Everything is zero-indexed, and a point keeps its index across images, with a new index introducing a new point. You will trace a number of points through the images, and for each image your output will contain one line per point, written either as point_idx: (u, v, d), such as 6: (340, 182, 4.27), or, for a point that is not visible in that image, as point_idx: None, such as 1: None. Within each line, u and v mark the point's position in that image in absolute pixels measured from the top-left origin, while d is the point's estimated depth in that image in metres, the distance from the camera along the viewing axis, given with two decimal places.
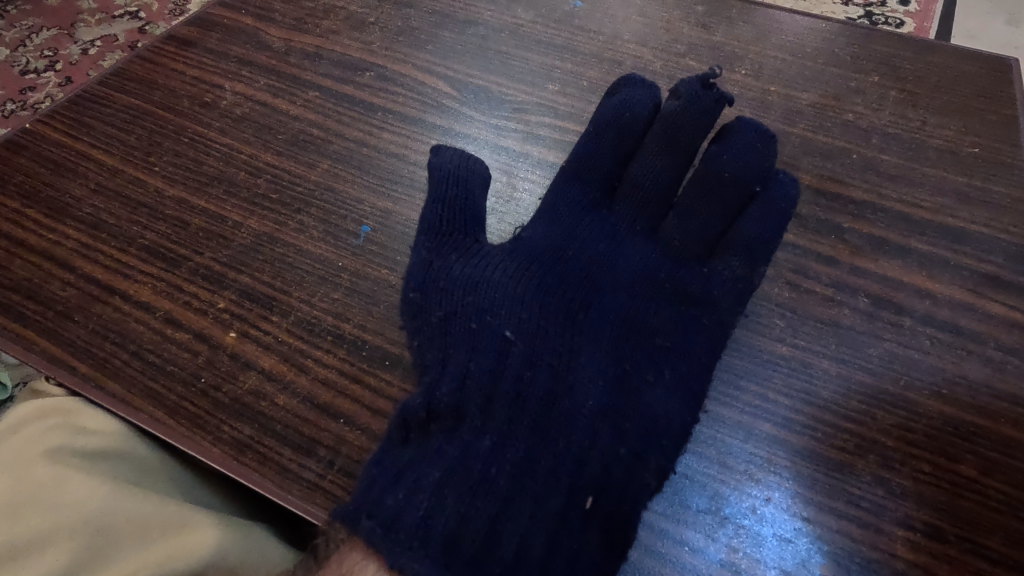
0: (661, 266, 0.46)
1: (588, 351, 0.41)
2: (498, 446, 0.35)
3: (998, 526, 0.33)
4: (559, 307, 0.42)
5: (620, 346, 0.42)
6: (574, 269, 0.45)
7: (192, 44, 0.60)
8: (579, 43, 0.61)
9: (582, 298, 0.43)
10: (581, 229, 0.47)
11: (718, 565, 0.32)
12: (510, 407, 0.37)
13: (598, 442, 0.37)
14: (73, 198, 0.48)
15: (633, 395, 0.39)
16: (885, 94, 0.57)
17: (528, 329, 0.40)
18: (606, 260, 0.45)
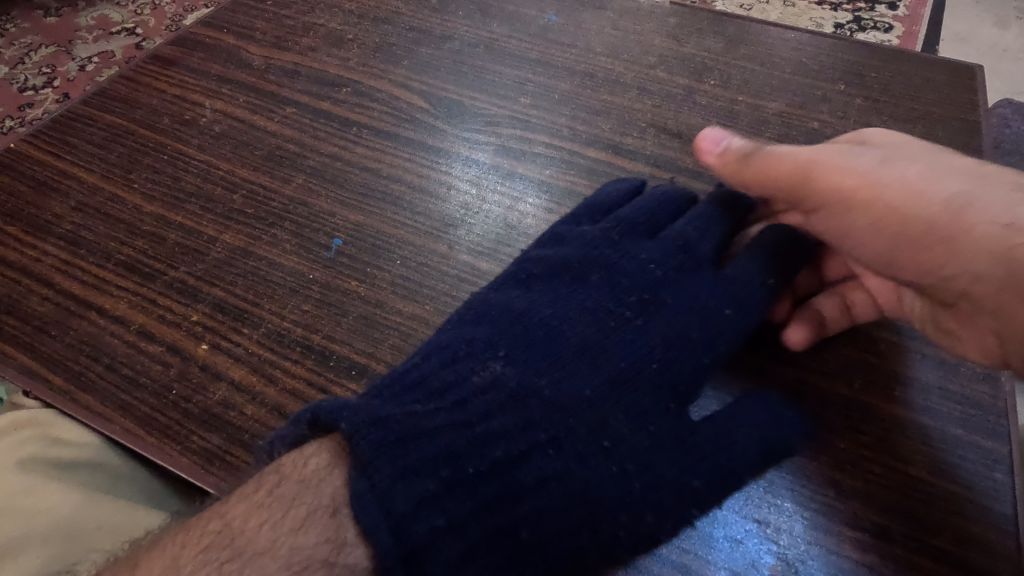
0: (668, 372, 0.38)
1: (571, 413, 0.36)
2: (443, 492, 0.33)
3: (946, 525, 0.33)
4: (572, 384, 0.37)
5: (587, 452, 0.35)
6: (572, 353, 0.38)
7: (174, 63, 0.62)
8: (552, 57, 0.63)
9: (582, 349, 0.39)
10: (608, 337, 0.39)
11: (670, 567, 0.33)
12: (494, 486, 0.33)
13: (546, 510, 0.34)
14: (54, 215, 0.49)
15: (598, 473, 0.35)
16: (851, 102, 0.58)
17: (528, 411, 0.36)
18: (629, 358, 0.38)
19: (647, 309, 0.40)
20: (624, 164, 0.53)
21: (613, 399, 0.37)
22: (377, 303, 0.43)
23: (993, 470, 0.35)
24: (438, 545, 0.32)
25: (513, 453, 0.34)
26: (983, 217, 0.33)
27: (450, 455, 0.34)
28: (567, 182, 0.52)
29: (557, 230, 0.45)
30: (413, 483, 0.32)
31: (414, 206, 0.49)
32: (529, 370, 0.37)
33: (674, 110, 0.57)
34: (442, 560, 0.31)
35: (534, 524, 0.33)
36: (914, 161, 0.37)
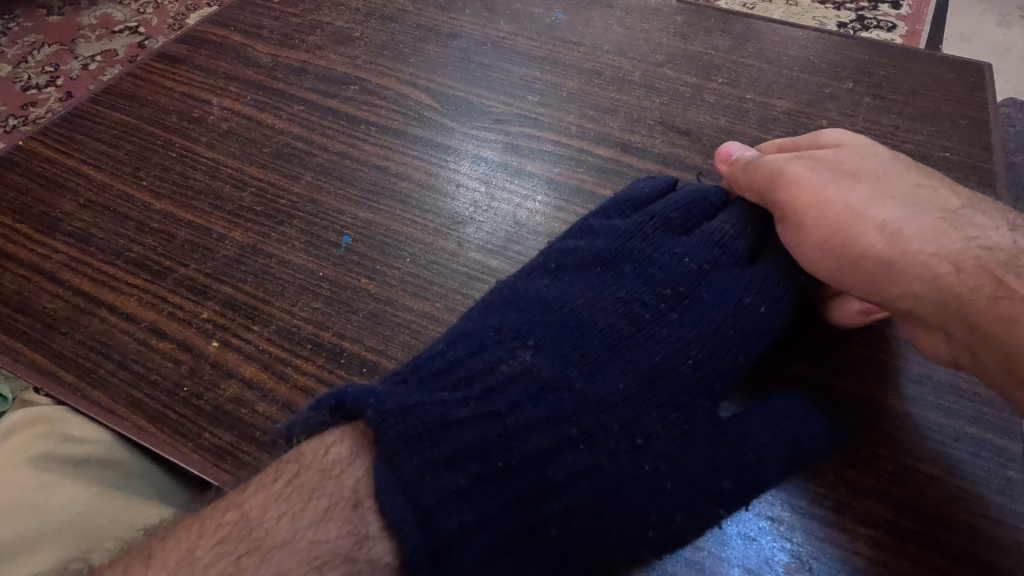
0: (698, 368, 0.38)
1: (602, 408, 0.36)
2: (471, 485, 0.33)
3: (960, 522, 0.33)
4: (605, 377, 0.37)
5: (619, 450, 0.35)
6: (602, 346, 0.38)
7: (181, 61, 0.62)
8: (559, 55, 0.62)
9: (615, 340, 0.38)
10: (643, 331, 0.39)
11: (683, 564, 0.33)
12: (524, 481, 0.33)
13: (575, 506, 0.33)
14: (63, 213, 0.49)
15: (628, 470, 0.34)
16: (859, 100, 0.58)
17: (561, 404, 0.35)
18: (660, 352, 0.38)
19: (682, 301, 0.40)
20: (633, 162, 0.53)
21: (648, 392, 0.37)
22: (387, 301, 0.43)
23: (1006, 469, 0.35)
24: (464, 543, 0.32)
25: (546, 446, 0.34)
26: (912, 247, 0.36)
27: (481, 449, 0.34)
28: (576, 181, 0.52)
29: (586, 220, 0.45)
30: (440, 478, 0.33)
31: (422, 204, 0.49)
32: (563, 361, 0.37)
33: (682, 108, 0.57)
34: (469, 557, 0.32)
35: (563, 521, 0.33)
36: (859, 182, 0.39)
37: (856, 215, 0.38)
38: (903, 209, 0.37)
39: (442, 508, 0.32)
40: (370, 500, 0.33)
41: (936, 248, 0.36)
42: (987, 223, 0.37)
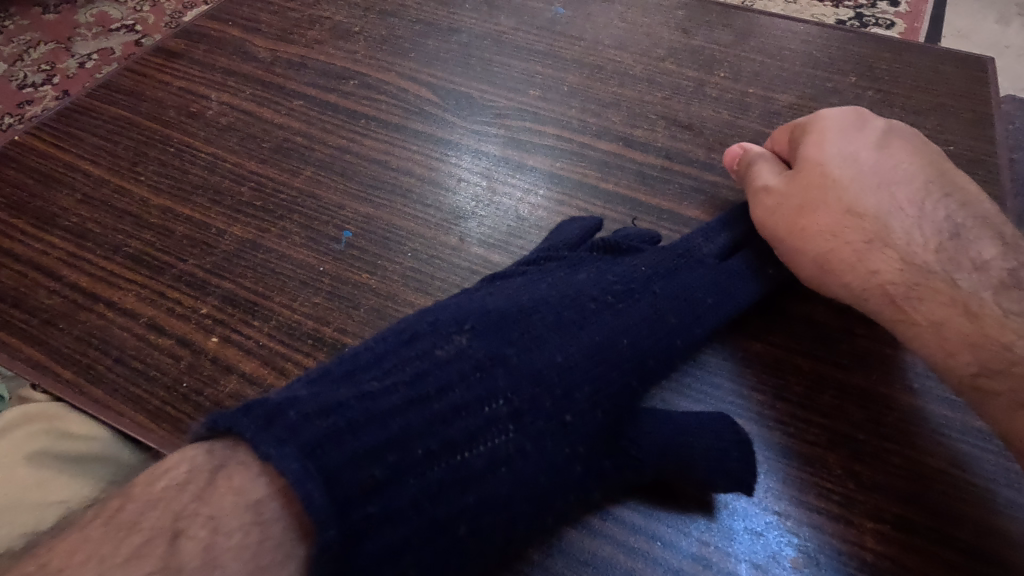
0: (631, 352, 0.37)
1: (537, 392, 0.33)
2: (388, 476, 0.28)
3: (968, 516, 0.33)
4: (544, 354, 0.34)
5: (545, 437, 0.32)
6: (543, 329, 0.36)
7: (178, 56, 0.61)
8: (560, 49, 0.62)
9: (560, 326, 0.36)
10: (579, 317, 0.37)
11: (689, 560, 0.32)
12: (443, 470, 0.29)
13: (490, 498, 0.30)
14: (60, 208, 0.49)
15: (551, 456, 0.32)
16: (862, 94, 0.57)
17: (494, 384, 0.32)
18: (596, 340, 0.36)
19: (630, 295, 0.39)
20: (635, 156, 0.53)
21: (582, 372, 0.35)
22: (389, 296, 0.43)
23: (1014, 462, 0.35)
24: (368, 539, 0.27)
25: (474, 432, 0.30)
26: (839, 273, 0.38)
27: (406, 435, 0.29)
28: (578, 175, 0.51)
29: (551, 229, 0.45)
30: (358, 468, 0.27)
31: (423, 198, 0.49)
32: (498, 342, 0.34)
33: (684, 102, 0.57)
34: (369, 553, 0.27)
35: (473, 516, 0.30)
36: (808, 197, 0.40)
37: (801, 235, 0.40)
38: (841, 229, 0.38)
39: (359, 497, 0.27)
40: None
41: (863, 272, 0.37)
42: (925, 234, 0.37)
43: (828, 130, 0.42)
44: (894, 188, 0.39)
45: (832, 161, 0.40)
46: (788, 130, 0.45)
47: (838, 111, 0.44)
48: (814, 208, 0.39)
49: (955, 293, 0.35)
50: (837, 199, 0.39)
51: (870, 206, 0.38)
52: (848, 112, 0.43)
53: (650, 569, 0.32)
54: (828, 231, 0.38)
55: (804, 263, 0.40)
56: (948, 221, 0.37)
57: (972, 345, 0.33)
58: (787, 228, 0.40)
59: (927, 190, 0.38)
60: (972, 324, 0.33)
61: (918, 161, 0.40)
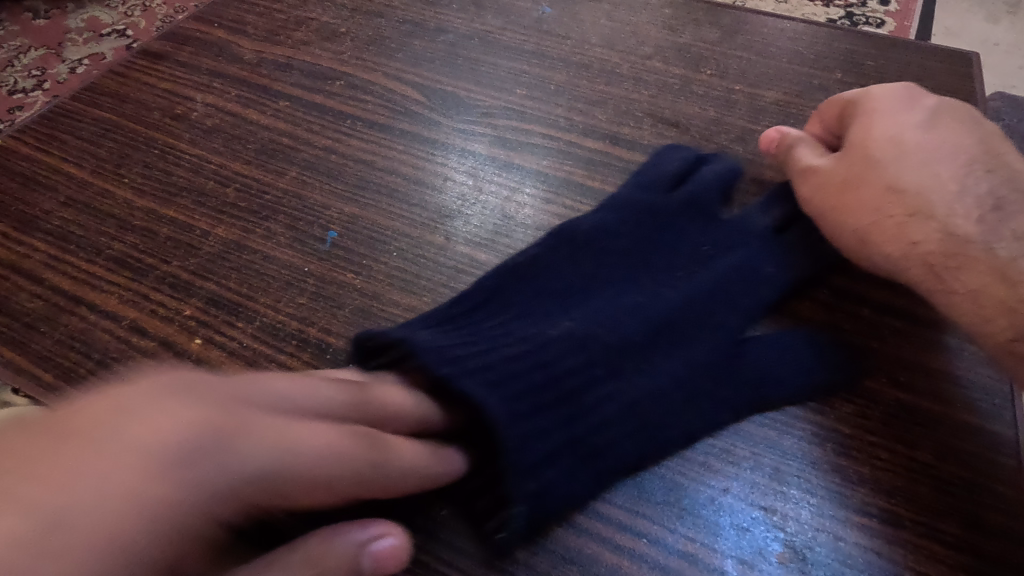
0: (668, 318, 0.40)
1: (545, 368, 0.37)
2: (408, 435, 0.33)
3: (953, 509, 0.33)
4: (551, 338, 0.38)
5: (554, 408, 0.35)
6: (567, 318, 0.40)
7: (164, 58, 0.61)
8: (548, 48, 0.62)
9: (586, 315, 0.40)
10: (613, 303, 0.41)
11: (675, 557, 0.32)
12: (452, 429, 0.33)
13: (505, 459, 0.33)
14: (43, 211, 0.48)
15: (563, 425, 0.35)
16: (848, 90, 0.58)
17: (513, 361, 0.36)
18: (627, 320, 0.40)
19: (670, 274, 0.43)
20: (622, 153, 0.53)
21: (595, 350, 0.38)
22: (373, 295, 0.43)
23: (1000, 454, 0.35)
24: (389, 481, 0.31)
25: (540, 383, 0.36)
26: (877, 242, 0.38)
27: (496, 378, 0.35)
28: (565, 173, 0.51)
29: (622, 198, 0.47)
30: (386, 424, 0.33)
31: (409, 198, 0.49)
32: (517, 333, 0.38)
33: (670, 100, 0.57)
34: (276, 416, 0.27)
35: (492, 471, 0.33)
36: (851, 173, 0.40)
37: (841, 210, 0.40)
38: (884, 200, 0.38)
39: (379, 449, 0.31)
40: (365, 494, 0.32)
41: (904, 238, 0.37)
42: (967, 207, 0.36)
43: (877, 111, 0.42)
44: (941, 160, 0.38)
45: (881, 141, 0.40)
46: (838, 104, 0.45)
47: (890, 89, 0.43)
48: (857, 183, 0.39)
49: (993, 261, 0.35)
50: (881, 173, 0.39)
51: (911, 182, 0.38)
52: (901, 90, 0.42)
53: (635, 567, 0.32)
54: (870, 206, 0.38)
55: (845, 237, 0.40)
56: (991, 194, 0.36)
57: (1006, 311, 0.34)
58: (830, 203, 0.41)
59: (976, 162, 0.38)
60: (1008, 289, 0.34)
61: (969, 138, 0.39)
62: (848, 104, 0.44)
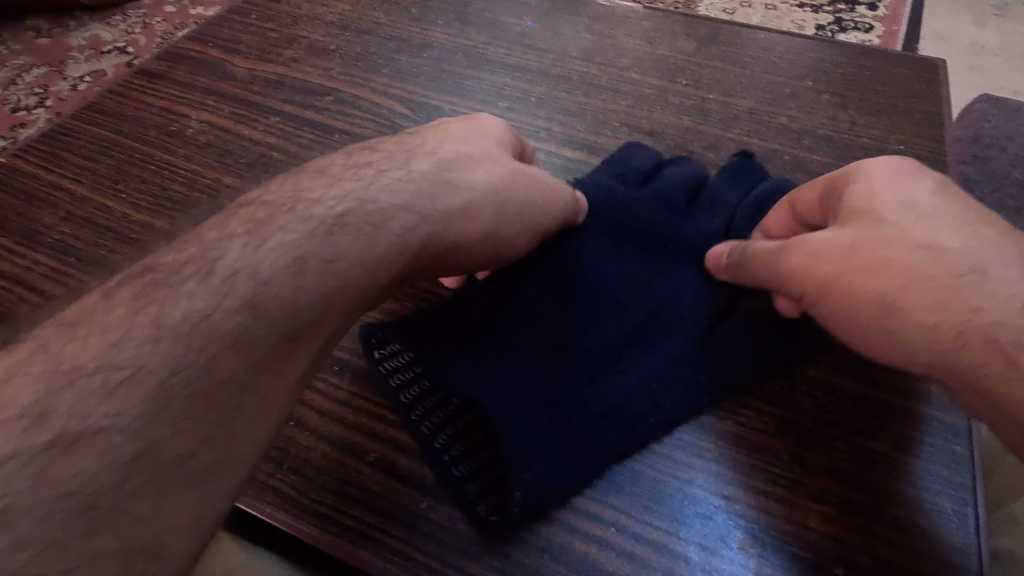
0: (640, 314, 0.43)
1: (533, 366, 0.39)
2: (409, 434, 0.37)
3: (907, 496, 0.35)
4: (543, 334, 0.40)
5: (540, 406, 0.37)
6: (558, 306, 0.42)
7: (159, 77, 0.63)
8: (530, 62, 0.64)
9: (572, 304, 0.42)
10: (598, 288, 0.43)
11: (642, 544, 0.34)
12: (450, 427, 0.37)
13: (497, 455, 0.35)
14: (44, 226, 0.51)
15: (549, 421, 0.37)
16: (818, 97, 0.60)
17: (505, 358, 0.39)
18: (614, 309, 0.43)
19: (648, 271, 0.45)
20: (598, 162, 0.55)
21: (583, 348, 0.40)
22: None
23: (954, 443, 0.36)
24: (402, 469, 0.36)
25: (540, 384, 0.38)
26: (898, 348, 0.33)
27: (494, 381, 0.37)
28: None
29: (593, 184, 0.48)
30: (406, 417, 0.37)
31: None
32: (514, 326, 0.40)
33: (646, 110, 0.59)
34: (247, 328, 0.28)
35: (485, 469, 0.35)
36: (871, 281, 0.34)
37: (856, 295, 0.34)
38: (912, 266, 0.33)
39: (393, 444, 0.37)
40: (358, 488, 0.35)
41: (942, 315, 0.32)
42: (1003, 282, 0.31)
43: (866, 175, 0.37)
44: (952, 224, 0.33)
45: (885, 207, 0.35)
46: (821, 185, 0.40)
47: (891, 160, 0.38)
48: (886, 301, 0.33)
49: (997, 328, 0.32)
50: (903, 254, 0.33)
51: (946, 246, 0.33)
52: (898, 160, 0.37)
53: (604, 555, 0.33)
54: (892, 269, 0.33)
55: (865, 310, 0.34)
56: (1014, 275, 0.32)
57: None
58: (838, 293, 0.35)
59: (984, 223, 0.33)
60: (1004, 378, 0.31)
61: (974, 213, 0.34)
62: (835, 176, 0.39)
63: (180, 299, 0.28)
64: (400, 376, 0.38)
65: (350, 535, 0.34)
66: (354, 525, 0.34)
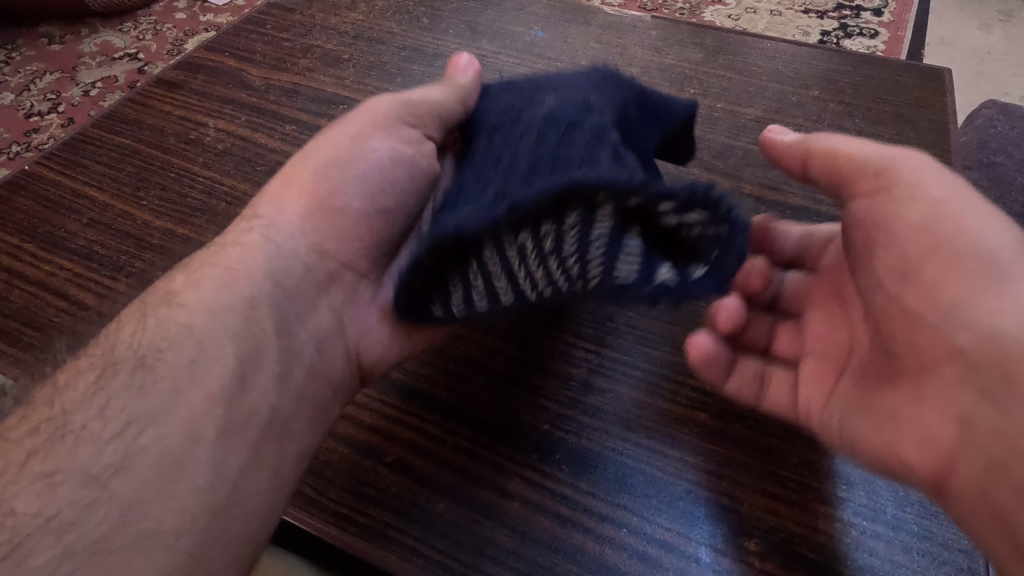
0: (568, 95, 0.40)
1: (536, 157, 0.34)
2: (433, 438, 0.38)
3: (913, 499, 0.36)
4: (511, 150, 0.36)
5: (570, 156, 0.33)
6: (504, 130, 0.39)
7: (178, 86, 0.65)
8: (539, 71, 0.65)
9: (499, 123, 0.40)
10: (497, 113, 0.41)
11: (654, 545, 0.34)
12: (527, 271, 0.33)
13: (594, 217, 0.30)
14: (68, 232, 0.52)
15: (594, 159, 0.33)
16: (825, 106, 0.61)
17: (519, 173, 0.33)
18: (546, 106, 0.39)
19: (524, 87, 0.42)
20: None
21: (550, 132, 0.36)
22: None
23: None
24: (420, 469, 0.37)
25: (553, 153, 0.34)
26: (947, 380, 0.33)
27: (508, 185, 0.33)
28: None
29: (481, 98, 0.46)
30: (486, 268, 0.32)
31: None
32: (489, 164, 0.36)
33: None
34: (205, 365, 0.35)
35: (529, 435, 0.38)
36: (963, 296, 0.33)
37: (938, 301, 0.33)
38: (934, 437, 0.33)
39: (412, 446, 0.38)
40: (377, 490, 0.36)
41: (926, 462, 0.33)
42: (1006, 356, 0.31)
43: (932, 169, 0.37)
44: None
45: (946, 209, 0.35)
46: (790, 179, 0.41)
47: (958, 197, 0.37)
48: (954, 318, 0.33)
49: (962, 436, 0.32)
50: (998, 274, 0.32)
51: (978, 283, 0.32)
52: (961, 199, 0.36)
53: (618, 555, 0.34)
54: (915, 408, 0.34)
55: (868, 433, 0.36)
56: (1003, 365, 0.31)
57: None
58: (914, 296, 0.34)
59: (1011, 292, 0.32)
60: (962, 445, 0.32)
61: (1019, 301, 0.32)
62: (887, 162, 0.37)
63: (118, 380, 0.33)
64: (456, 292, 0.35)
65: (369, 534, 0.35)
66: (371, 525, 0.35)
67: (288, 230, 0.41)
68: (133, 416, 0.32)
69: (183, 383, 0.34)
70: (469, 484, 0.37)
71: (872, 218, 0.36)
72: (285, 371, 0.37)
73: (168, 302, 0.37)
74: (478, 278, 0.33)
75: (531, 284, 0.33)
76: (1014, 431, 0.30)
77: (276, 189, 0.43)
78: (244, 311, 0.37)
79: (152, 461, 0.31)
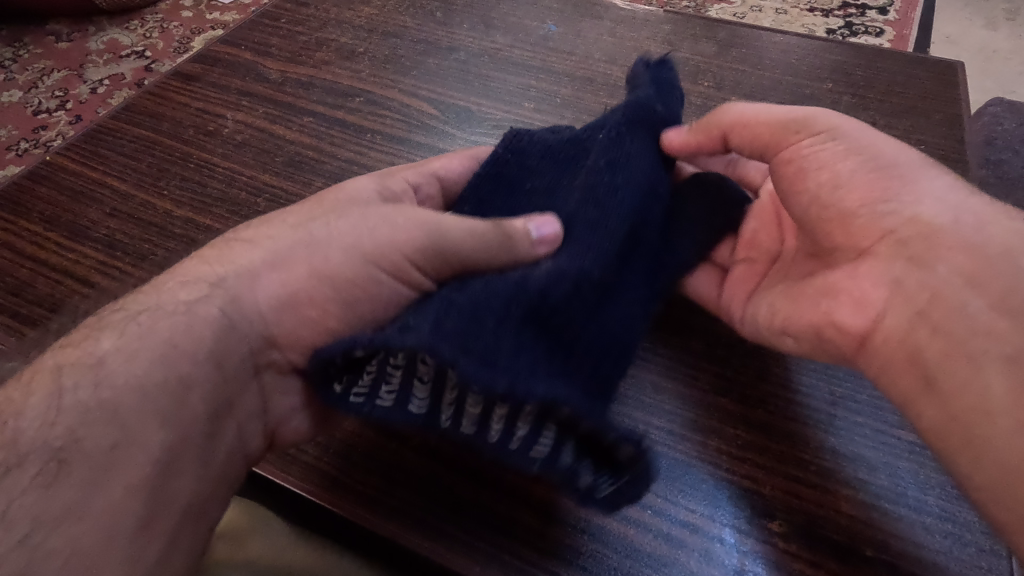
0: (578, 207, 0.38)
1: (507, 294, 0.32)
2: None
3: (934, 483, 0.36)
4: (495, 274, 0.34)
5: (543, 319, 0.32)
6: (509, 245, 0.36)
7: (195, 79, 0.65)
8: (553, 64, 0.66)
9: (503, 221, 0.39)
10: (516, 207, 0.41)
11: (678, 526, 0.35)
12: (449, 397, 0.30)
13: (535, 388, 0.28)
14: (90, 221, 0.52)
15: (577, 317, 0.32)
16: (838, 99, 0.61)
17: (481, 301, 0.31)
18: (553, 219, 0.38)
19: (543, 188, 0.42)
20: None
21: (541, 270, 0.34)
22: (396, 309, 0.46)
23: None
24: (444, 452, 0.38)
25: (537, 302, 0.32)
26: (883, 257, 0.37)
27: (466, 320, 0.30)
28: None
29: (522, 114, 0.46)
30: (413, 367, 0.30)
31: None
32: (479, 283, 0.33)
33: None
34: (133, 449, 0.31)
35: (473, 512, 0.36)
36: (889, 192, 0.37)
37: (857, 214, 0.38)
38: (894, 304, 0.36)
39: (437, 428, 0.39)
40: (403, 472, 0.37)
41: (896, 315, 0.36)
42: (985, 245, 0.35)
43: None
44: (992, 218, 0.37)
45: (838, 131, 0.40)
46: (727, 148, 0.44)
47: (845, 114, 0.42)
48: (890, 211, 0.37)
49: (935, 295, 0.35)
50: (917, 176, 0.38)
51: (906, 189, 0.37)
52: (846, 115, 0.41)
53: (642, 536, 0.34)
54: (869, 284, 0.37)
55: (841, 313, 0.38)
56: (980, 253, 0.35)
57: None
58: (836, 220, 0.39)
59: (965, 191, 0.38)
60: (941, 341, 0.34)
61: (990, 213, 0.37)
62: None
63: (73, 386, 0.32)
64: (368, 380, 0.32)
65: (396, 516, 0.36)
66: (398, 506, 0.36)
67: (252, 289, 0.37)
68: (41, 518, 0.28)
69: (121, 443, 0.31)
70: (494, 467, 0.37)
71: (800, 154, 0.40)
72: (208, 454, 0.34)
73: (85, 368, 0.32)
74: (397, 381, 0.31)
75: (452, 414, 0.31)
76: (981, 294, 0.33)
77: (252, 232, 0.39)
78: (174, 396, 0.33)
79: (68, 561, 0.28)
